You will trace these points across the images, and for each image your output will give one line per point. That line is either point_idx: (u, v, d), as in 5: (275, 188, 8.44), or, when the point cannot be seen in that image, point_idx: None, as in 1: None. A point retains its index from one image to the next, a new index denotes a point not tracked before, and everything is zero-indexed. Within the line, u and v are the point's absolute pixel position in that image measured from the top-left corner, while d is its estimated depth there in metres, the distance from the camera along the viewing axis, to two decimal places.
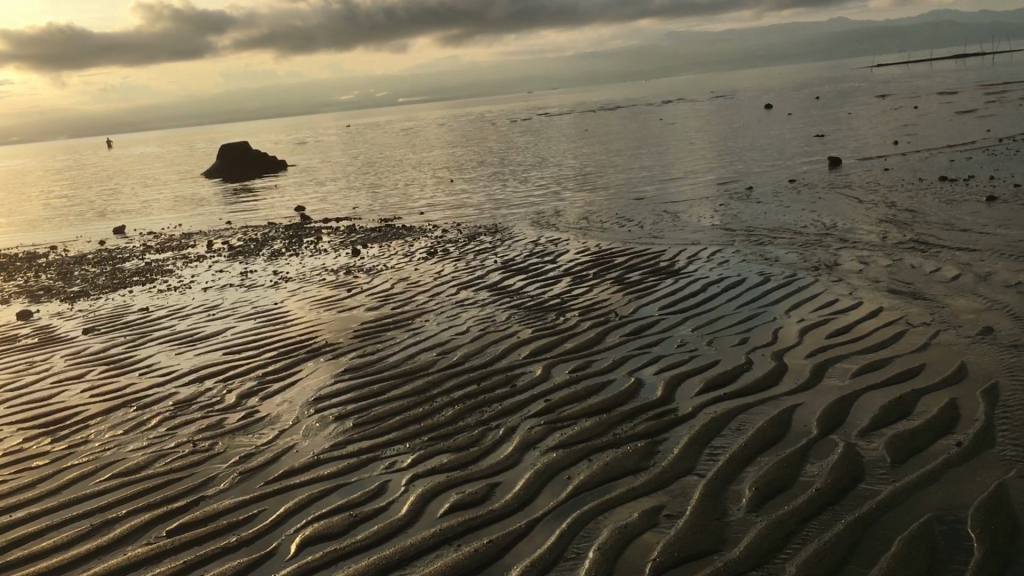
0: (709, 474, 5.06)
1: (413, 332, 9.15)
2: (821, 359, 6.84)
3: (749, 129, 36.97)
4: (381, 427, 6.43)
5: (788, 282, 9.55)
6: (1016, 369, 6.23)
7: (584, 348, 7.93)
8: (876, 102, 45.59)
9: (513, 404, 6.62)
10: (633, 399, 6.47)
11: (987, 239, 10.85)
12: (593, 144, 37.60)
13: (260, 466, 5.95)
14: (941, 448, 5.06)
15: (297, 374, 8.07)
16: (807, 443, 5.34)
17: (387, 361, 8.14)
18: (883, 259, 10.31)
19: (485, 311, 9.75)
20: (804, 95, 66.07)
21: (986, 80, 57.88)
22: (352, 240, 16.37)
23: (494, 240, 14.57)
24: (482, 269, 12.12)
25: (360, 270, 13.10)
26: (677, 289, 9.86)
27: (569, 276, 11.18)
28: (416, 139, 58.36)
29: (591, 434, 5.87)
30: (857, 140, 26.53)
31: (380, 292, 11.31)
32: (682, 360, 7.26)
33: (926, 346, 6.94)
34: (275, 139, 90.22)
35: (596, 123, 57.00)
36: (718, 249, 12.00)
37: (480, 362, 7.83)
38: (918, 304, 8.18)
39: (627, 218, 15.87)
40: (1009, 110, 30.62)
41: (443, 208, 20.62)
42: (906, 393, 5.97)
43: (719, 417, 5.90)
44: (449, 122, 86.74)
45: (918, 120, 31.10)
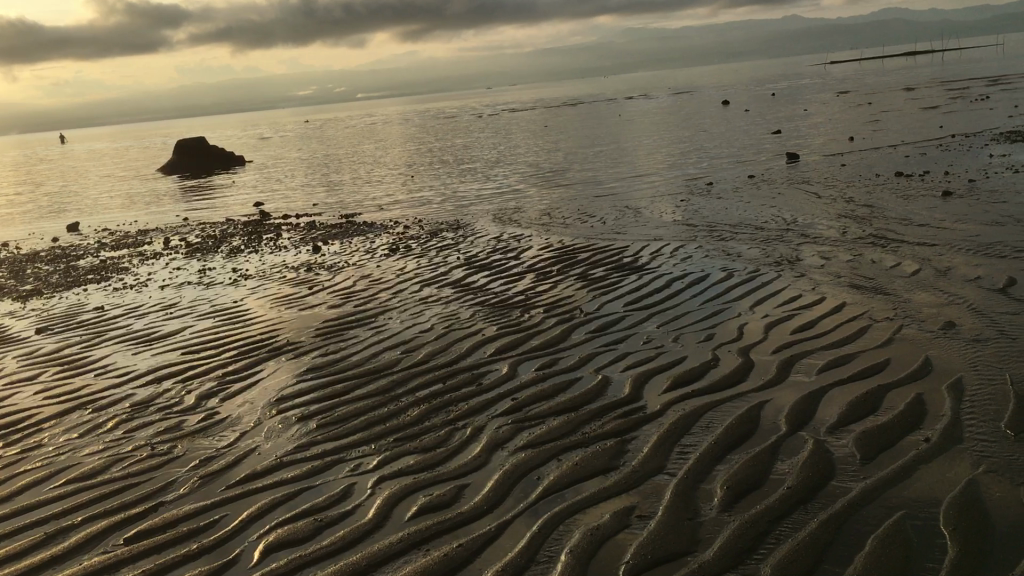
0: (679, 473, 5.02)
1: (375, 330, 9.03)
2: (787, 355, 6.84)
3: (710, 124, 37.14)
4: (345, 428, 6.31)
5: (751, 277, 9.56)
6: (979, 364, 6.26)
7: (549, 345, 7.87)
8: (834, 98, 46.07)
9: (480, 403, 6.53)
10: (601, 397, 6.42)
11: (946, 234, 10.95)
12: (553, 141, 37.58)
13: (222, 470, 5.80)
14: (910, 444, 5.07)
15: (259, 374, 7.92)
16: (777, 441, 5.31)
17: (350, 360, 8.00)
18: (844, 254, 10.37)
19: (449, 308, 9.63)
20: (762, 91, 66.65)
21: (940, 77, 58.84)
22: (312, 236, 16.16)
23: (456, 236, 14.46)
24: (445, 266, 12.02)
25: (322, 267, 12.93)
26: (640, 285, 9.84)
27: (532, 272, 11.12)
28: (376, 134, 57.95)
29: (559, 433, 5.80)
30: (813, 136, 26.75)
31: (341, 290, 11.15)
32: (648, 356, 7.23)
33: (891, 341, 6.96)
34: (233, 135, 89.19)
35: (557, 119, 57.02)
36: (680, 245, 12.01)
37: (445, 361, 7.72)
38: (881, 299, 8.22)
39: (589, 214, 15.82)
40: (964, 107, 31.08)
41: (404, 204, 20.43)
42: (873, 388, 5.98)
43: (688, 414, 5.86)
44: (409, 118, 86.32)
45: (875, 116, 31.45)
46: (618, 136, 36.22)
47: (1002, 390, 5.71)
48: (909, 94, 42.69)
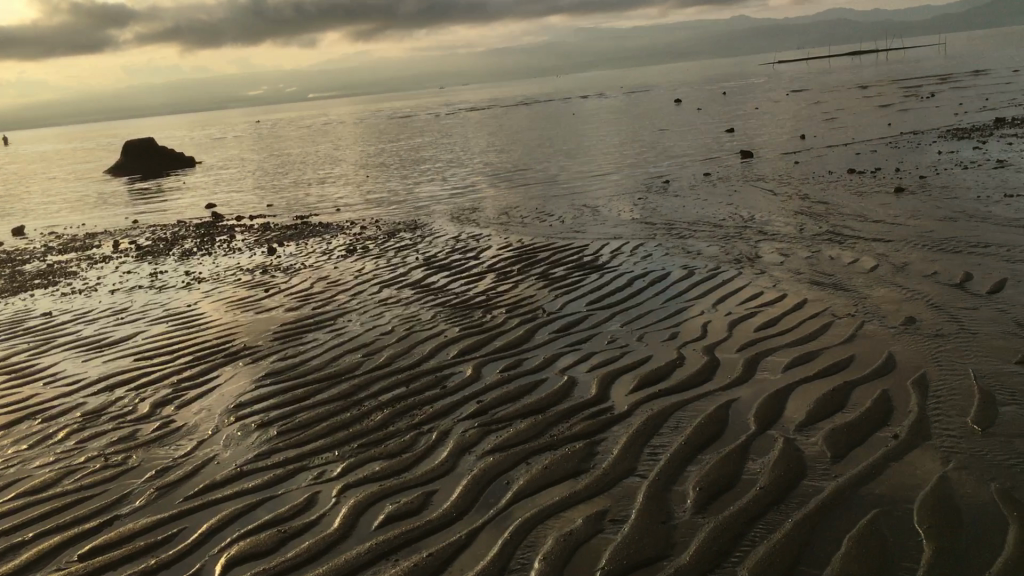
0: (650, 475, 4.96)
1: (334, 333, 8.87)
2: (753, 353, 6.83)
3: (664, 122, 37.30)
4: (307, 434, 6.16)
5: (712, 275, 9.57)
6: (942, 359, 6.30)
7: (513, 346, 7.78)
8: (785, 96, 46.56)
9: (445, 406, 6.42)
10: (567, 398, 6.35)
11: (901, 230, 11.05)
12: (507, 140, 37.48)
13: (180, 481, 5.63)
14: (879, 441, 5.06)
15: (215, 379, 7.73)
16: (747, 440, 5.28)
17: (310, 364, 7.84)
18: (802, 251, 10.42)
19: (409, 310, 9.49)
20: (713, 89, 67.21)
21: (886, 76, 59.81)
22: (267, 238, 15.90)
23: (413, 237, 14.31)
24: (404, 267, 11.87)
25: (277, 269, 12.71)
26: (602, 283, 9.80)
27: (492, 272, 11.02)
28: (328, 135, 57.39)
29: (527, 436, 5.72)
30: (765, 134, 27.00)
31: (298, 292, 10.96)
32: (614, 356, 7.18)
33: (854, 337, 6.98)
34: (182, 135, 87.76)
35: (511, 118, 56.95)
36: (640, 243, 11.99)
37: (408, 363, 7.60)
38: (841, 295, 8.26)
39: (547, 213, 15.77)
40: (912, 105, 31.54)
41: (360, 205, 20.23)
42: (839, 385, 5.98)
43: (656, 414, 5.81)
44: (361, 119, 85.72)
45: (826, 114, 31.81)
46: (572, 135, 36.26)
47: (967, 385, 5.74)
48: (857, 92, 43.35)
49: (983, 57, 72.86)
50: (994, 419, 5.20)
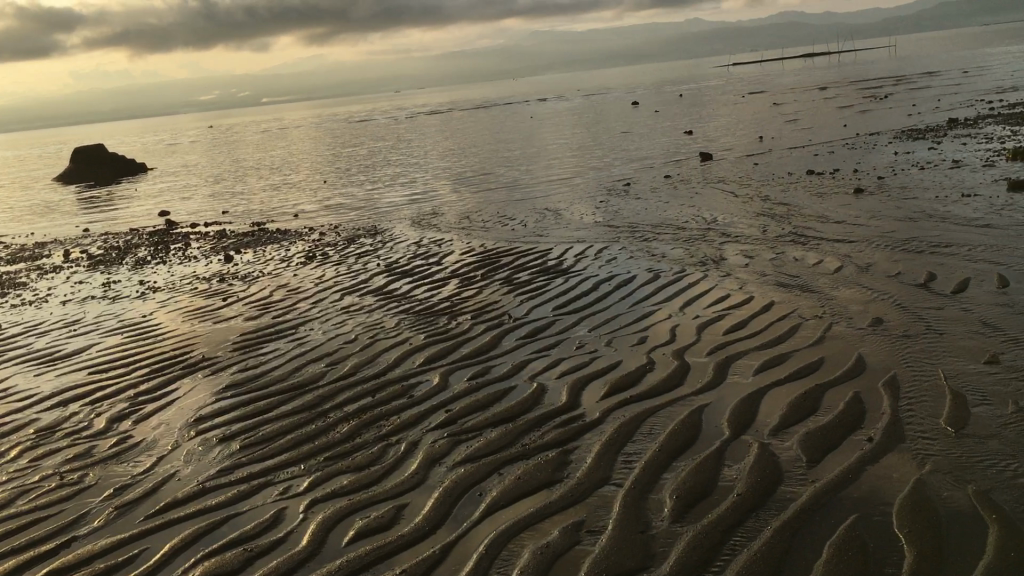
0: (626, 484, 4.87)
1: (297, 342, 8.68)
2: (723, 357, 6.78)
3: (621, 125, 37.43)
4: (271, 448, 5.99)
5: (678, 278, 9.54)
6: (911, 360, 6.29)
7: (480, 353, 7.66)
8: (740, 99, 47.04)
9: (413, 416, 6.29)
10: (538, 406, 6.24)
11: (862, 230, 11.12)
12: (465, 144, 37.35)
13: (139, 499, 5.42)
14: (854, 445, 5.03)
15: (174, 392, 7.51)
16: (721, 446, 5.22)
17: (272, 375, 7.65)
18: (767, 253, 10.43)
19: (373, 317, 9.33)
20: (668, 92, 67.76)
21: (837, 78, 60.71)
22: (223, 245, 15.61)
23: (374, 242, 14.13)
24: (365, 273, 11.70)
25: (235, 277, 12.46)
26: (567, 288, 9.72)
27: (456, 277, 10.90)
28: (284, 140, 56.86)
29: (498, 445, 5.61)
30: (723, 137, 27.17)
31: (258, 301, 10.74)
32: (583, 361, 7.09)
33: (822, 339, 6.97)
34: (134, 141, 86.38)
35: (469, 121, 56.86)
36: (603, 247, 11.94)
37: (373, 373, 7.44)
38: (808, 296, 8.26)
39: (509, 217, 15.68)
40: (865, 107, 31.96)
41: (318, 210, 19.99)
42: (811, 388, 5.95)
43: (629, 421, 5.73)
44: (317, 123, 85.06)
45: (781, 116, 32.13)
46: (530, 138, 36.24)
47: (938, 386, 5.73)
48: (810, 95, 43.91)
49: (932, 59, 74.20)
50: (967, 420, 5.19)
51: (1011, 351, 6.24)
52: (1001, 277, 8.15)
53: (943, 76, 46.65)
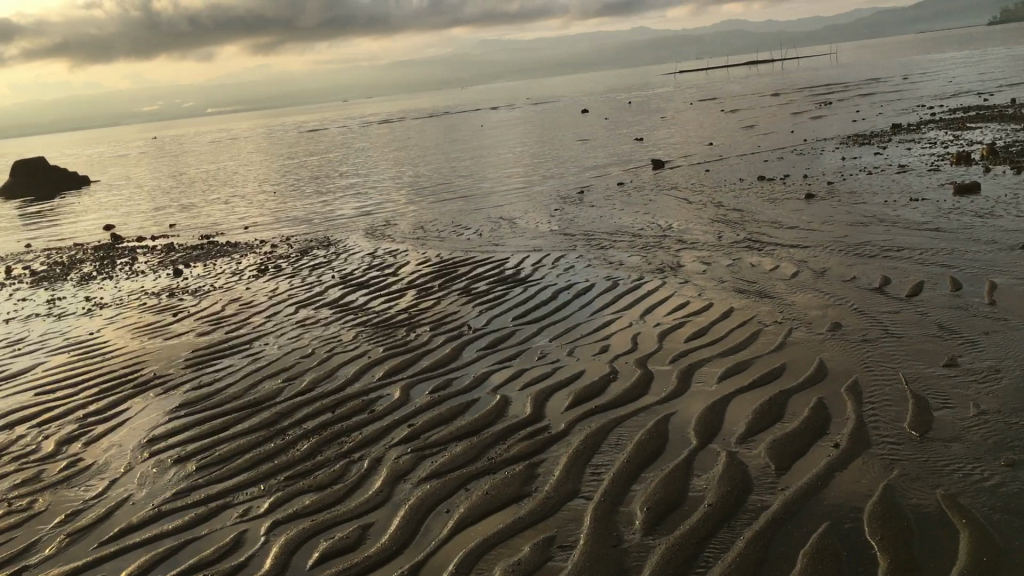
0: (595, 496, 4.81)
1: (252, 357, 8.50)
2: (686, 364, 6.77)
3: (572, 134, 37.53)
4: (229, 468, 5.83)
5: (637, 285, 9.54)
6: (872, 364, 6.33)
7: (440, 366, 7.56)
8: (689, 106, 47.51)
9: (375, 432, 6.17)
10: (502, 418, 6.16)
11: (815, 235, 11.23)
12: (416, 153, 37.17)
13: (93, 525, 5.23)
14: (821, 451, 5.03)
15: (125, 412, 7.29)
16: (689, 455, 5.19)
17: (227, 392, 7.47)
18: (723, 259, 10.48)
19: (329, 331, 9.18)
20: (615, 100, 68.34)
21: (783, 84, 61.70)
22: (171, 259, 15.29)
23: (328, 254, 13.95)
24: (320, 285, 11.53)
25: (185, 291, 12.21)
26: (527, 297, 9.67)
27: (413, 288, 10.78)
28: (231, 150, 56.12)
29: (464, 460, 5.52)
30: (673, 144, 27.37)
31: (210, 316, 10.51)
32: (546, 372, 7.03)
33: (784, 345, 6.99)
34: (75, 153, 84.83)
35: (419, 131, 56.66)
36: (560, 255, 11.92)
37: (332, 387, 7.30)
38: (766, 302, 8.31)
39: (463, 227, 15.59)
40: (811, 113, 32.45)
41: (269, 222, 19.70)
42: (775, 395, 5.95)
43: (595, 432, 5.68)
44: (264, 133, 84.20)
45: (730, 123, 32.48)
46: (481, 147, 36.17)
47: (900, 390, 5.77)
48: (756, 101, 44.49)
49: (874, 66, 75.63)
50: (931, 424, 5.23)
51: (968, 353, 6.32)
52: (953, 280, 8.27)
53: (885, 83, 47.58)
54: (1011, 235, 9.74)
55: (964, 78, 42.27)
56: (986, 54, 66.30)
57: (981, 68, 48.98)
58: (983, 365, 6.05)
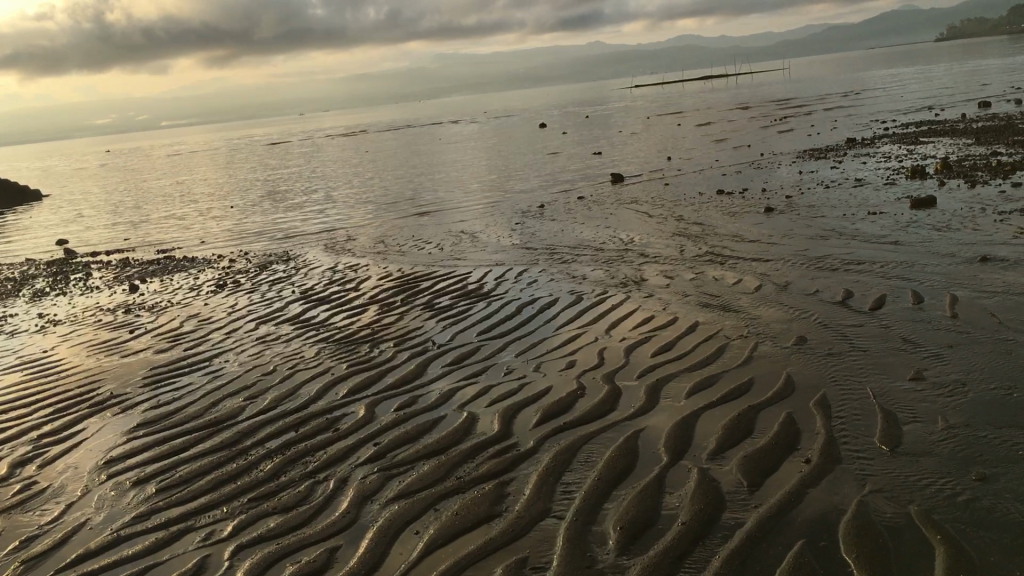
0: (568, 515, 4.74)
1: (211, 375, 8.32)
2: (653, 380, 6.73)
3: (531, 147, 37.55)
4: (190, 490, 5.66)
5: (601, 300, 9.52)
6: (839, 378, 6.35)
7: (405, 383, 7.44)
8: (646, 120, 47.88)
9: (339, 451, 6.04)
10: (469, 436, 6.07)
11: (776, 249, 11.31)
12: (375, 166, 36.97)
13: (47, 553, 5.05)
14: (793, 467, 5.01)
15: (81, 433, 7.08)
16: (661, 472, 5.14)
17: (186, 411, 7.29)
18: (686, 273, 10.50)
19: (291, 347, 9.01)
20: (572, 114, 68.75)
21: (737, 100, 62.52)
22: (126, 275, 15.00)
23: (287, 269, 13.77)
24: (280, 301, 11.36)
25: (141, 307, 11.96)
26: (491, 312, 9.60)
27: (375, 303, 10.67)
28: (185, 164, 55.42)
29: (432, 479, 5.41)
30: (632, 157, 27.51)
31: (167, 332, 10.29)
32: (513, 389, 6.95)
33: (750, 359, 7.00)
34: (23, 166, 83.34)
35: (377, 144, 56.44)
36: (523, 269, 11.87)
37: (295, 406, 7.15)
38: (731, 316, 8.31)
39: (424, 241, 15.48)
40: (768, 128, 32.82)
41: (226, 236, 19.43)
42: (744, 410, 5.94)
43: (564, 449, 5.61)
44: (219, 146, 83.43)
45: (687, 137, 32.74)
46: (441, 160, 36.09)
47: (868, 405, 5.79)
48: (713, 115, 44.91)
49: (825, 81, 77.06)
50: (900, 438, 5.24)
51: (934, 367, 6.36)
52: (915, 294, 8.35)
53: (838, 98, 48.36)
54: (968, 249, 9.88)
55: (914, 94, 43.10)
56: (935, 70, 67.91)
57: (931, 84, 49.91)
58: (949, 379, 6.09)
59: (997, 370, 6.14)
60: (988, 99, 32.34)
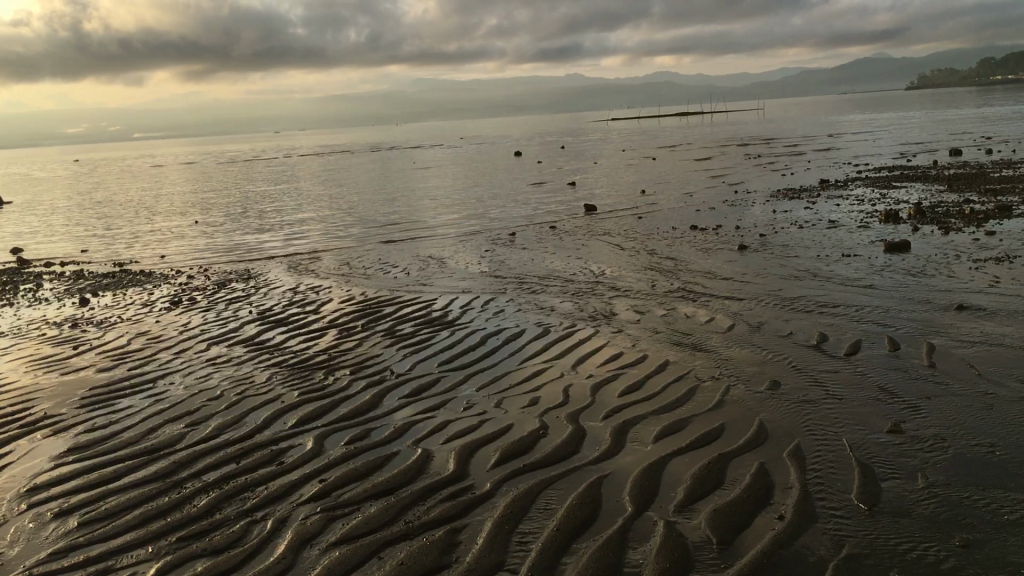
0: (522, 569, 4.37)
1: (155, 397, 7.87)
2: (619, 421, 6.39)
3: (504, 175, 37.31)
4: (115, 526, 5.22)
5: (569, 333, 9.18)
6: (814, 428, 6.04)
7: (358, 414, 7.04)
8: (622, 153, 47.86)
9: (281, 488, 5.63)
10: (422, 476, 5.68)
11: (750, 288, 11.06)
12: (347, 188, 36.52)
13: None
14: (765, 524, 4.68)
15: (7, 456, 6.61)
16: (625, 523, 4.79)
17: (123, 436, 6.84)
18: (657, 309, 10.21)
19: (241, 372, 8.57)
20: (547, 144, 68.83)
21: (713, 137, 62.76)
22: (79, 287, 14.48)
23: (246, 288, 13.34)
24: (236, 321, 10.93)
25: (90, 322, 11.48)
26: (454, 341, 9.24)
27: (335, 327, 10.27)
28: (153, 178, 54.62)
29: (378, 523, 5.02)
30: (605, 190, 27.31)
31: (114, 349, 9.83)
32: (471, 425, 6.57)
33: (722, 403, 6.67)
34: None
35: (349, 166, 55.93)
36: (491, 298, 11.54)
37: (239, 435, 6.73)
38: (703, 357, 8.00)
39: (390, 265, 15.10)
40: (741, 166, 32.84)
41: (186, 252, 18.92)
42: (714, 458, 5.60)
43: (523, 495, 5.24)
44: (190, 160, 82.59)
45: (662, 172, 32.67)
46: (413, 184, 35.69)
47: (845, 458, 5.47)
48: (687, 151, 45.00)
49: (797, 123, 77.72)
50: (879, 496, 4.93)
51: (913, 420, 6.07)
52: (891, 340, 8.10)
53: (811, 140, 48.74)
54: (944, 296, 9.68)
55: (887, 139, 43.45)
56: (906, 117, 68.87)
57: (901, 131, 50.47)
58: (929, 433, 5.80)
59: (978, 424, 5.87)
60: (962, 147, 32.50)
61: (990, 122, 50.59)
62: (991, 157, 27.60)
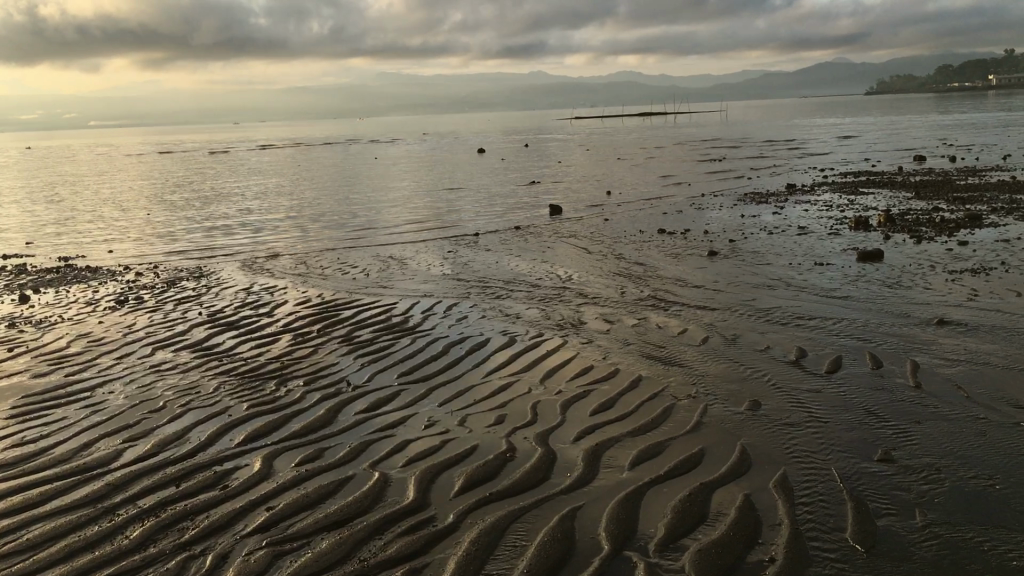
0: None
1: (91, 409, 7.28)
2: (592, 445, 5.96)
3: (467, 172, 36.77)
4: (34, 562, 4.68)
5: (536, 344, 8.75)
6: (800, 455, 5.66)
7: (311, 432, 6.54)
8: (587, 153, 47.50)
9: (224, 517, 5.13)
10: (379, 504, 5.22)
11: (722, 296, 10.73)
12: (306, 182, 35.72)
13: None
14: (755, 568, 4.29)
15: None
16: (602, 564, 4.36)
17: (53, 453, 6.26)
18: (627, 318, 9.83)
19: (186, 380, 8.02)
20: (509, 142, 68.31)
21: (674, 137, 62.66)
22: (19, 283, 13.75)
23: (197, 287, 12.73)
24: (184, 323, 10.35)
25: (28, 322, 10.82)
26: (416, 350, 8.76)
27: (289, 333, 9.72)
28: (105, 168, 53.11)
29: (330, 562, 4.55)
30: (570, 190, 26.97)
31: (51, 352, 9.21)
32: (434, 446, 6.10)
33: (700, 425, 6.27)
34: None
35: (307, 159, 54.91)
36: (454, 302, 11.07)
37: (181, 454, 6.20)
38: (677, 372, 7.61)
39: (349, 265, 14.53)
40: (705, 168, 32.59)
41: (135, 248, 18.15)
42: (696, 488, 5.19)
43: (490, 529, 4.80)
44: (143, 151, 80.87)
45: (628, 172, 32.35)
46: (375, 180, 35.00)
47: (835, 491, 5.10)
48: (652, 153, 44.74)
49: (757, 126, 78.20)
50: (875, 536, 4.56)
51: (904, 447, 5.72)
52: (873, 357, 7.77)
53: (776, 143, 48.72)
54: (923, 309, 9.41)
55: (851, 144, 43.60)
56: (868, 123, 69.54)
57: (860, 136, 50.79)
58: (922, 463, 5.46)
59: (973, 454, 5.54)
60: (926, 154, 32.53)
61: (948, 129, 50.99)
62: (955, 164, 27.63)
